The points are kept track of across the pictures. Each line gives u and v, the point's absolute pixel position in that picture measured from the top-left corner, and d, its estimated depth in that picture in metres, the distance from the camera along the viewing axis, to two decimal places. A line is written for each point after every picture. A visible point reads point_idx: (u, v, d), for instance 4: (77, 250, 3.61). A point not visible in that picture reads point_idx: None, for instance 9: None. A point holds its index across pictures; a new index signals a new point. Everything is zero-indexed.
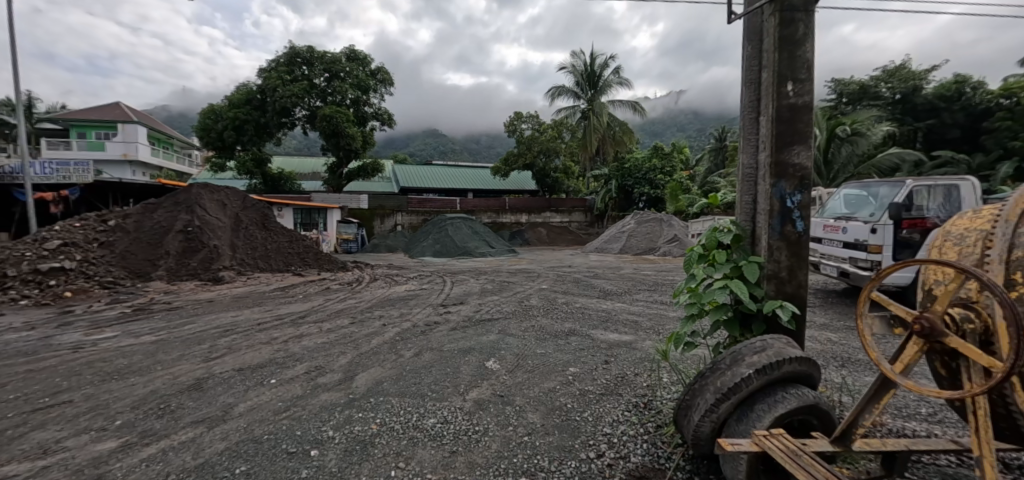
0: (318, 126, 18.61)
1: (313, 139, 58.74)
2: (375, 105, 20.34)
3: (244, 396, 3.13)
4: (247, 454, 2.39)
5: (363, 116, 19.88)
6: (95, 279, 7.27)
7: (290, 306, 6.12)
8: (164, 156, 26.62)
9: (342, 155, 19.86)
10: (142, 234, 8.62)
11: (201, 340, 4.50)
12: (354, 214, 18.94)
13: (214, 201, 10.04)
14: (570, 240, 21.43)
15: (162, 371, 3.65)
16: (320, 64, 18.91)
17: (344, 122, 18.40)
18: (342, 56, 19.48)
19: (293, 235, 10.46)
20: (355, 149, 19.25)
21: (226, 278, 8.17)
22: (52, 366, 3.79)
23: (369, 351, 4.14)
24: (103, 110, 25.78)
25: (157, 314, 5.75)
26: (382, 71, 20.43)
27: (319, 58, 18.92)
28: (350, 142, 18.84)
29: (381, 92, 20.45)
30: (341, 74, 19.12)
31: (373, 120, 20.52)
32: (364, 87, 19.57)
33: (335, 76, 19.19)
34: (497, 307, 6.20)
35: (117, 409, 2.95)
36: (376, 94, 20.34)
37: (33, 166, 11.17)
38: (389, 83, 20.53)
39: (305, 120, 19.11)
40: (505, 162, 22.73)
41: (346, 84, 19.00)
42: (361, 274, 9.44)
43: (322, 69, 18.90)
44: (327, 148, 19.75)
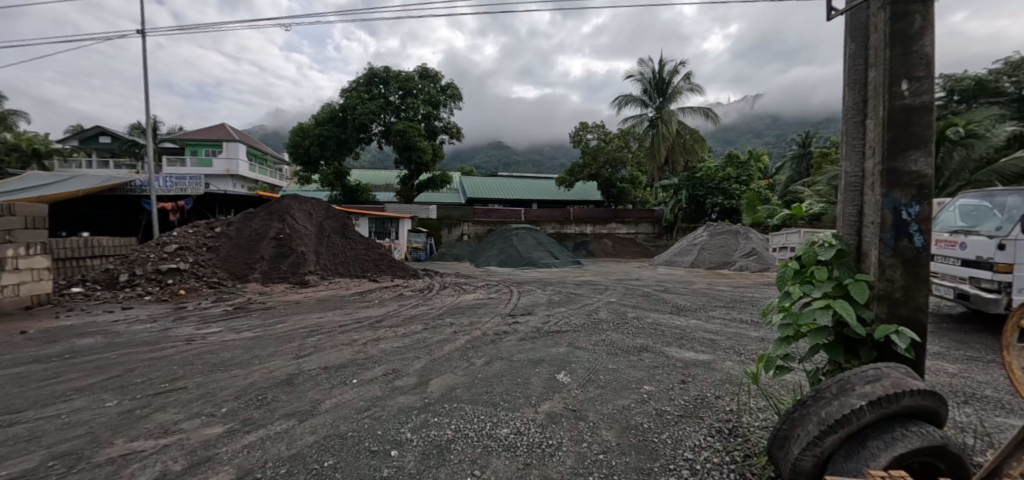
0: (392, 141, 19.82)
1: (386, 153, 62.42)
2: (444, 120, 21.35)
3: (329, 394, 3.35)
4: (334, 449, 2.55)
5: (433, 130, 20.88)
6: (203, 279, 8.23)
7: (367, 310, 6.50)
8: (259, 170, 29.63)
9: (413, 168, 20.95)
10: (241, 240, 9.59)
11: (290, 339, 4.90)
12: (423, 225, 19.82)
13: (302, 210, 10.93)
14: (637, 252, 20.80)
15: (258, 366, 4.00)
16: (394, 83, 20.15)
17: (415, 137, 19.44)
18: (415, 75, 20.65)
19: (369, 242, 11.15)
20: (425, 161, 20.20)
21: (311, 282, 8.90)
22: (169, 355, 4.32)
23: (441, 357, 4.26)
24: (212, 131, 29.30)
25: (253, 313, 6.35)
26: (451, 87, 21.40)
27: (394, 77, 20.16)
28: (420, 155, 19.84)
29: (450, 107, 21.42)
30: (413, 91, 20.25)
31: (442, 134, 21.49)
32: (435, 103, 20.58)
33: (408, 94, 20.35)
34: (565, 319, 6.11)
35: (223, 397, 3.29)
36: (445, 109, 21.29)
37: (157, 179, 12.72)
38: (458, 98, 21.47)
39: (381, 135, 20.48)
40: (569, 173, 22.54)
41: (418, 101, 20.09)
42: (432, 282, 9.84)
43: (397, 87, 20.17)
44: (400, 161, 20.91)
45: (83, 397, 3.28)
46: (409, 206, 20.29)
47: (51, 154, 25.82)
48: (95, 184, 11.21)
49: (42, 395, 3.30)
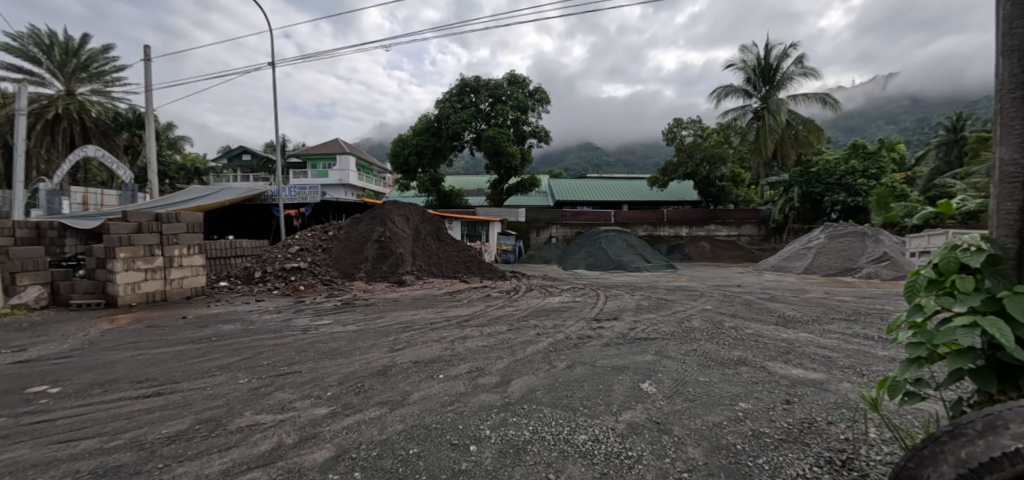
0: (483, 147, 20.64)
1: (476, 159, 65.05)
2: (533, 124, 21.74)
3: (418, 386, 3.58)
4: (420, 438, 2.72)
5: (521, 134, 21.34)
6: (319, 276, 9.33)
7: (457, 309, 6.83)
8: (366, 179, 32.77)
9: (503, 173, 21.59)
10: (350, 242, 10.68)
11: (387, 334, 5.35)
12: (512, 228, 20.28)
13: (401, 215, 11.80)
14: (739, 256, 19.23)
15: (359, 356, 4.43)
16: (485, 90, 20.97)
17: (504, 142, 20.03)
18: (504, 82, 21.29)
19: (460, 244, 11.73)
20: (514, 166, 20.71)
21: (408, 282, 9.62)
22: (289, 342, 4.97)
23: (523, 358, 4.33)
24: (328, 145, 33.09)
25: (358, 308, 7.03)
26: (539, 91, 21.71)
27: (485, 85, 21.00)
28: (509, 160, 20.39)
29: (538, 111, 21.76)
30: (502, 98, 20.90)
31: (530, 138, 21.89)
32: (523, 108, 21.02)
33: (497, 100, 21.04)
34: (653, 326, 5.81)
35: (329, 382, 3.70)
36: (533, 113, 21.65)
37: (284, 190, 14.59)
38: (545, 102, 21.70)
39: (472, 142, 21.45)
40: (662, 172, 21.39)
41: (507, 107, 20.68)
42: (518, 284, 10.03)
43: (487, 95, 20.97)
44: (489, 166, 21.69)
45: (224, 374, 3.92)
46: (499, 209, 20.90)
47: (209, 171, 31.15)
48: (238, 195, 13.28)
49: (195, 370, 4.00)
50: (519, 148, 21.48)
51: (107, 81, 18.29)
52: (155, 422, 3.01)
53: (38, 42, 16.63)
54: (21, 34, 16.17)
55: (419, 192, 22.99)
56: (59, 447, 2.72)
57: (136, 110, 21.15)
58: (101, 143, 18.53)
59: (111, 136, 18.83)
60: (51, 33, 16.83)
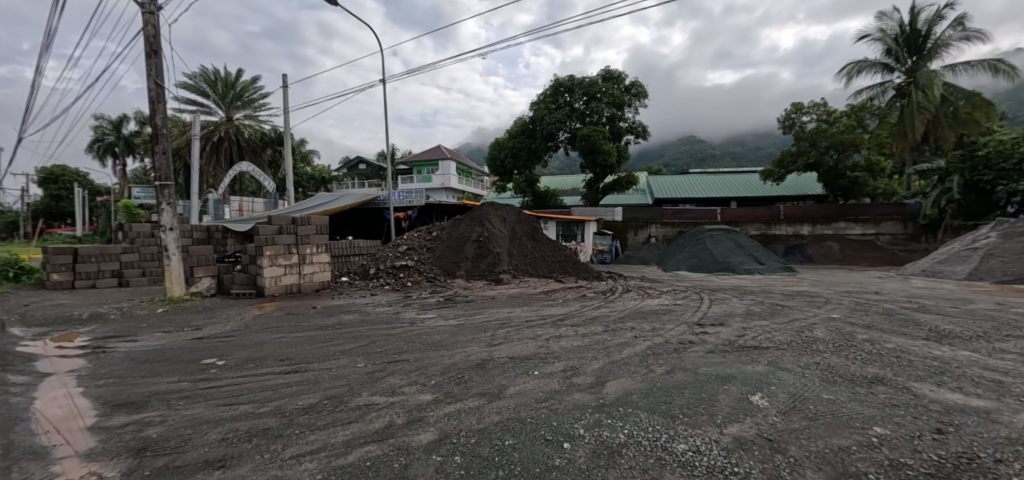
0: (577, 146, 20.53)
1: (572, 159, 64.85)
2: (629, 120, 21.11)
3: (513, 381, 3.71)
4: (515, 431, 2.82)
5: (617, 131, 20.83)
6: (423, 274, 10.09)
7: (552, 308, 6.91)
8: (465, 182, 34.62)
9: (598, 171, 21.26)
10: (451, 242, 11.36)
11: (485, 329, 5.60)
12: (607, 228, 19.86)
13: (498, 215, 12.18)
14: (877, 259, 16.67)
15: (459, 349, 4.71)
16: (579, 89, 20.84)
17: (600, 140, 19.67)
18: (599, 78, 20.94)
19: (555, 244, 11.80)
20: (609, 164, 20.26)
21: (504, 281, 9.96)
22: (400, 333, 5.48)
23: (619, 360, 4.23)
24: (431, 152, 35.60)
25: (459, 304, 7.47)
26: (636, 85, 20.96)
27: (579, 83, 20.88)
28: (605, 158, 20.00)
29: (635, 106, 21.04)
30: (597, 95, 20.57)
31: (628, 134, 21.32)
32: (619, 104, 20.47)
33: (592, 98, 20.77)
34: (767, 334, 5.27)
35: (433, 371, 3.99)
36: (629, 109, 21.00)
37: (394, 195, 15.81)
38: (643, 96, 20.89)
39: (567, 142, 21.47)
40: (778, 165, 19.29)
41: (603, 104, 20.31)
42: (614, 285, 9.80)
43: (581, 93, 20.82)
44: (584, 165, 21.50)
45: (346, 357, 4.46)
46: (595, 209, 20.54)
47: (333, 180, 35.40)
48: (357, 200, 14.91)
49: (322, 353, 4.61)
50: (615, 146, 20.94)
51: (256, 107, 21.79)
52: (294, 394, 3.55)
53: (209, 79, 20.42)
54: (197, 73, 20.01)
55: (516, 193, 23.66)
56: (225, 408, 3.35)
57: (277, 130, 24.87)
58: (252, 159, 22.11)
59: (259, 153, 22.37)
60: (217, 71, 20.57)
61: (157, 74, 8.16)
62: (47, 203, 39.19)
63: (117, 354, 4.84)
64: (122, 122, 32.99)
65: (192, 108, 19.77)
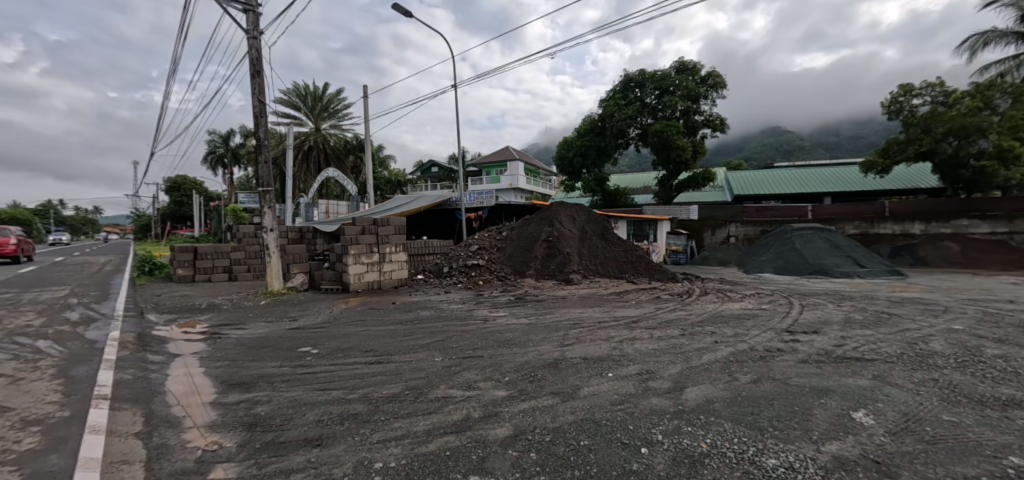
0: (649, 142, 19.83)
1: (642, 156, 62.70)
2: (706, 113, 20.02)
3: (587, 382, 3.66)
4: (590, 431, 2.79)
5: (692, 125, 19.83)
6: (494, 273, 10.31)
7: (625, 310, 6.74)
8: (533, 183, 34.89)
9: (671, 168, 20.37)
10: (520, 242, 11.49)
11: (557, 329, 5.60)
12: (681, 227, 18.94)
13: (568, 215, 12.10)
14: (1011, 261, 14.20)
15: (531, 347, 4.75)
16: (651, 83, 20.13)
17: (673, 135, 18.84)
18: (672, 71, 20.08)
19: (626, 244, 11.48)
20: (684, 160, 19.33)
21: (575, 281, 9.89)
22: (474, 329, 5.65)
23: (699, 366, 4.01)
24: (500, 154, 36.32)
25: (530, 303, 7.54)
26: (713, 76, 19.81)
27: (651, 77, 20.16)
28: (679, 154, 19.11)
29: (711, 98, 19.89)
30: (670, 88, 19.74)
31: (704, 128, 20.24)
32: (694, 96, 19.48)
33: (665, 92, 19.96)
34: (871, 345, 4.71)
35: (507, 368, 4.07)
36: (706, 101, 19.90)
37: (466, 196, 16.14)
38: (721, 86, 19.67)
39: (638, 139, 20.81)
40: (883, 154, 17.25)
41: (676, 97, 19.45)
42: (690, 287, 9.33)
43: (653, 88, 20.09)
44: (657, 162, 20.72)
45: (424, 351, 4.69)
46: (668, 207, 19.69)
47: (407, 183, 37.39)
48: (431, 202, 15.61)
49: (403, 346, 4.88)
50: (690, 141, 19.95)
51: (340, 117, 23.64)
52: (378, 383, 3.80)
53: (301, 93, 22.55)
54: (291, 89, 22.18)
55: (584, 193, 23.41)
56: (320, 393, 3.68)
57: (358, 137, 26.78)
58: (337, 165, 24.02)
59: (343, 160, 24.24)
60: (308, 86, 22.65)
61: (260, 92, 9.15)
62: (173, 209, 45.54)
63: (230, 340, 5.49)
64: (230, 136, 37.45)
65: (287, 120, 21.94)
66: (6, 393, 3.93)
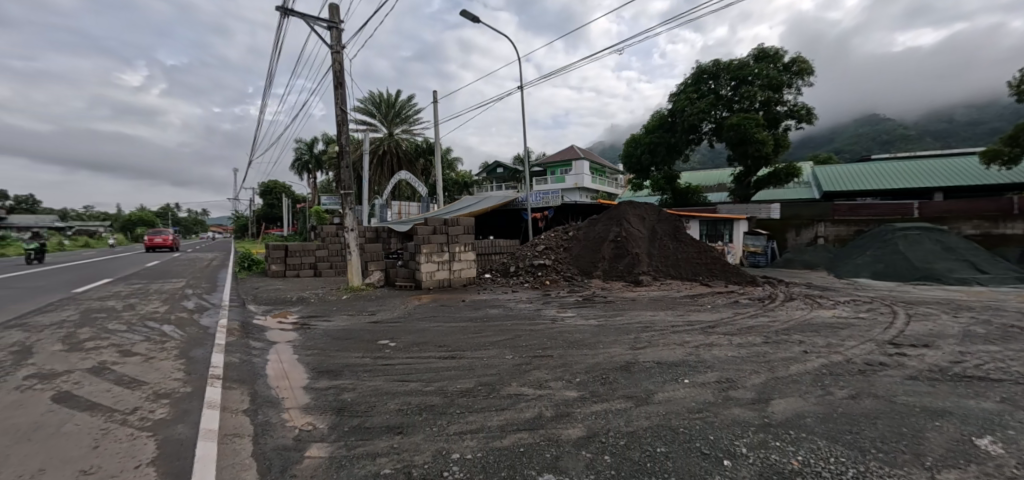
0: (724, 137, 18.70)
1: (717, 150, 59.09)
2: (790, 102, 18.53)
3: (662, 387, 3.55)
4: (667, 438, 2.70)
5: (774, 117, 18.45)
6: (561, 273, 10.29)
7: (700, 314, 6.43)
8: (599, 182, 34.39)
9: (749, 163, 19.06)
10: (587, 242, 11.35)
11: (628, 331, 5.48)
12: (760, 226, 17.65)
13: (636, 215, 11.77)
14: None
15: (602, 349, 4.69)
16: (726, 74, 18.98)
17: (751, 128, 17.63)
18: (750, 60, 18.79)
19: (700, 245, 10.93)
20: (764, 154, 17.99)
21: (644, 283, 9.60)
22: (543, 329, 5.69)
23: (786, 377, 3.73)
24: (564, 153, 36.12)
25: (598, 304, 7.43)
26: (798, 62, 18.27)
27: (726, 68, 19.01)
28: (758, 148, 17.83)
29: (796, 86, 18.34)
30: (749, 78, 18.49)
31: (786, 119, 18.78)
32: (777, 86, 18.08)
33: (742, 82, 18.73)
34: (999, 363, 4.08)
35: (578, 369, 4.05)
36: (790, 89, 18.39)
37: (532, 196, 16.19)
38: (807, 73, 18.08)
39: (712, 133, 19.70)
40: (1010, 141, 14.91)
41: (755, 88, 18.17)
42: (773, 292, 8.68)
43: (729, 78, 18.93)
44: (733, 158, 19.49)
45: (495, 349, 4.80)
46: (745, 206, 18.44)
47: (473, 184, 38.35)
48: (497, 202, 15.91)
49: (474, 343, 5.03)
50: (771, 133, 18.55)
51: (411, 122, 24.84)
52: (453, 377, 3.96)
53: (376, 101, 24.00)
54: (368, 98, 23.67)
55: (652, 191, 22.59)
56: (400, 383, 3.91)
57: (428, 141, 27.98)
58: (408, 168, 25.26)
59: (413, 163, 25.44)
60: (382, 94, 24.05)
61: (343, 102, 9.89)
62: (267, 210, 50.54)
63: (319, 331, 5.99)
64: (314, 143, 40.75)
65: (364, 127, 23.45)
66: (142, 369, 4.60)
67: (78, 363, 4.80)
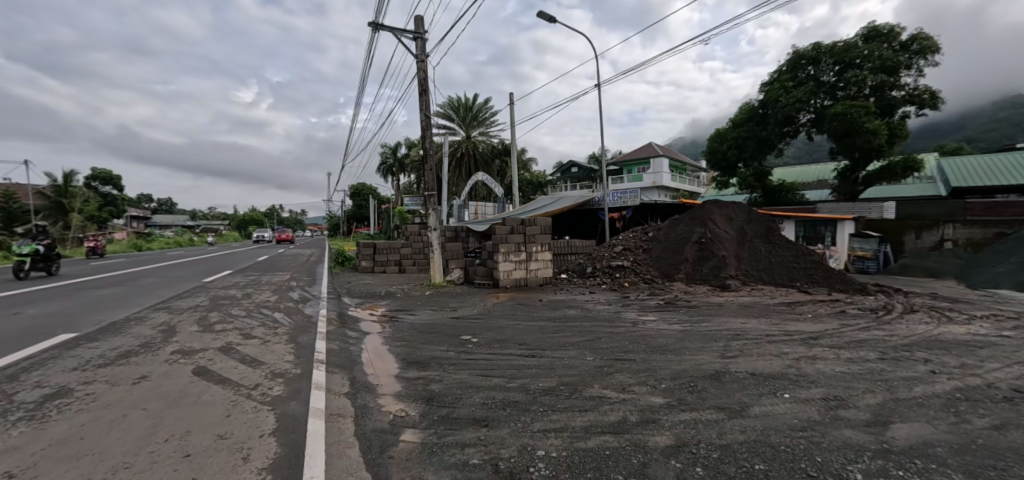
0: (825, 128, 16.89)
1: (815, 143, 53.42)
2: (909, 86, 16.30)
3: (758, 400, 3.33)
4: (766, 456, 2.54)
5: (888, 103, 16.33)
6: (640, 275, 9.99)
7: (798, 324, 5.90)
8: (679, 180, 32.83)
9: (857, 156, 17.02)
10: (668, 243, 10.91)
11: (716, 338, 5.19)
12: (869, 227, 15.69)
13: (723, 215, 11.09)
14: None
15: (688, 356, 4.51)
16: (829, 58, 17.16)
17: (859, 117, 15.76)
18: (859, 40, 16.81)
19: (798, 248, 10.02)
20: (875, 146, 15.96)
21: (733, 288, 9.01)
22: (624, 332, 5.58)
23: (908, 399, 3.31)
24: (641, 150, 34.94)
25: (682, 309, 7.12)
26: (920, 39, 16.02)
27: (829, 51, 17.18)
28: (868, 139, 15.88)
29: (918, 67, 16.10)
30: (857, 61, 16.58)
31: (904, 105, 16.52)
32: (892, 67, 15.99)
33: (848, 66, 16.84)
34: None
35: (664, 376, 3.93)
36: (908, 71, 16.18)
37: (610, 196, 15.97)
38: (933, 51, 15.78)
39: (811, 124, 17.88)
40: None
41: (865, 71, 16.22)
42: (888, 302, 7.71)
43: (832, 63, 17.11)
44: (837, 151, 17.53)
45: (576, 349, 4.82)
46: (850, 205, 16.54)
47: (546, 184, 38.47)
48: (574, 201, 15.83)
49: (555, 343, 5.08)
50: (884, 122, 16.42)
51: (487, 125, 25.56)
52: (535, 375, 4.05)
53: (455, 106, 25.04)
54: (447, 103, 24.77)
55: (739, 190, 21.05)
56: (483, 378, 4.07)
57: (504, 143, 28.62)
58: (483, 169, 26.04)
59: (489, 164, 26.16)
60: (460, 98, 25.02)
61: (427, 108, 10.45)
62: (356, 211, 54.95)
63: (407, 325, 6.40)
64: (397, 147, 43.48)
65: (444, 131, 24.56)
66: (260, 351, 5.25)
67: (211, 342, 5.61)
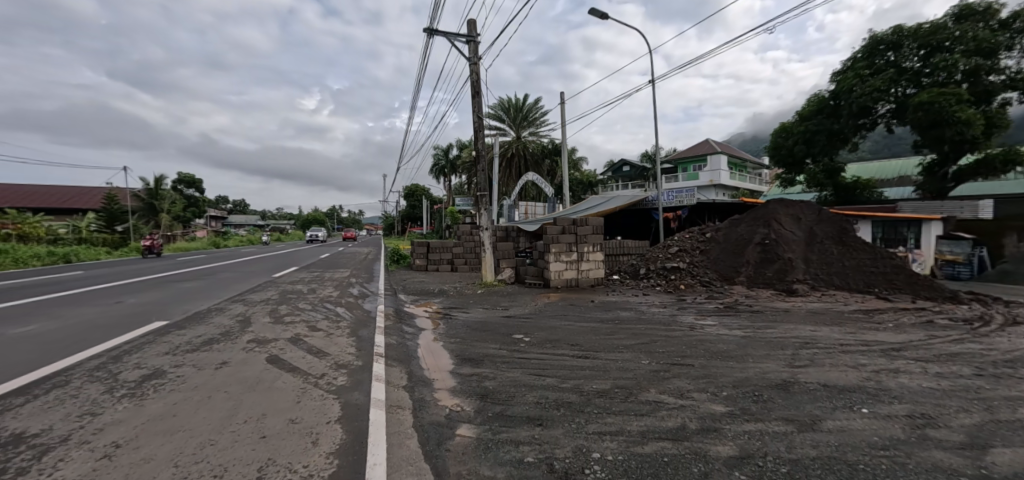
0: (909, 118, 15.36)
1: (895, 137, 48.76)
2: (1012, 69, 14.48)
3: (832, 414, 3.12)
4: (841, 473, 2.38)
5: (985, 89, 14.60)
6: (697, 277, 9.60)
7: (877, 333, 5.44)
8: (739, 178, 31.24)
9: (947, 149, 15.34)
10: (728, 244, 10.41)
11: (783, 346, 4.90)
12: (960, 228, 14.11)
13: (789, 215, 10.43)
14: None
15: (752, 363, 4.29)
16: (913, 42, 15.63)
17: (949, 105, 14.21)
18: (949, 21, 15.18)
19: (877, 251, 9.21)
20: (969, 137, 14.31)
21: (800, 292, 8.44)
22: (682, 336, 5.40)
23: (1012, 421, 2.97)
24: (697, 147, 33.54)
25: (743, 314, 6.77)
26: None
27: (912, 34, 15.64)
28: (961, 130, 14.27)
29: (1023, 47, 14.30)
30: (947, 44, 14.98)
31: (1006, 91, 14.69)
32: (990, 49, 14.29)
33: (936, 50, 15.25)
34: None
35: (725, 383, 3.77)
36: (1011, 52, 14.40)
37: (665, 195, 15.50)
38: None
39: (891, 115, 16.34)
40: None
41: (957, 54, 14.60)
42: (986, 312, 6.91)
43: (916, 47, 15.56)
44: (923, 143, 15.90)
45: (631, 352, 4.73)
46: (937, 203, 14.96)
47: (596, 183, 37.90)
48: (627, 200, 15.48)
49: (609, 345, 5.02)
50: (980, 110, 14.68)
51: (537, 124, 25.63)
52: (590, 377, 4.03)
53: (506, 107, 25.32)
54: (498, 104, 25.10)
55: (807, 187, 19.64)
56: (536, 377, 4.11)
57: (553, 143, 28.57)
58: (533, 169, 26.12)
59: (539, 164, 26.20)
60: (511, 99, 25.26)
61: (479, 110, 10.65)
62: (410, 211, 57.02)
63: (460, 322, 6.56)
64: (449, 149, 44.63)
65: (494, 132, 24.90)
66: (325, 342, 5.60)
67: (281, 332, 6.06)
